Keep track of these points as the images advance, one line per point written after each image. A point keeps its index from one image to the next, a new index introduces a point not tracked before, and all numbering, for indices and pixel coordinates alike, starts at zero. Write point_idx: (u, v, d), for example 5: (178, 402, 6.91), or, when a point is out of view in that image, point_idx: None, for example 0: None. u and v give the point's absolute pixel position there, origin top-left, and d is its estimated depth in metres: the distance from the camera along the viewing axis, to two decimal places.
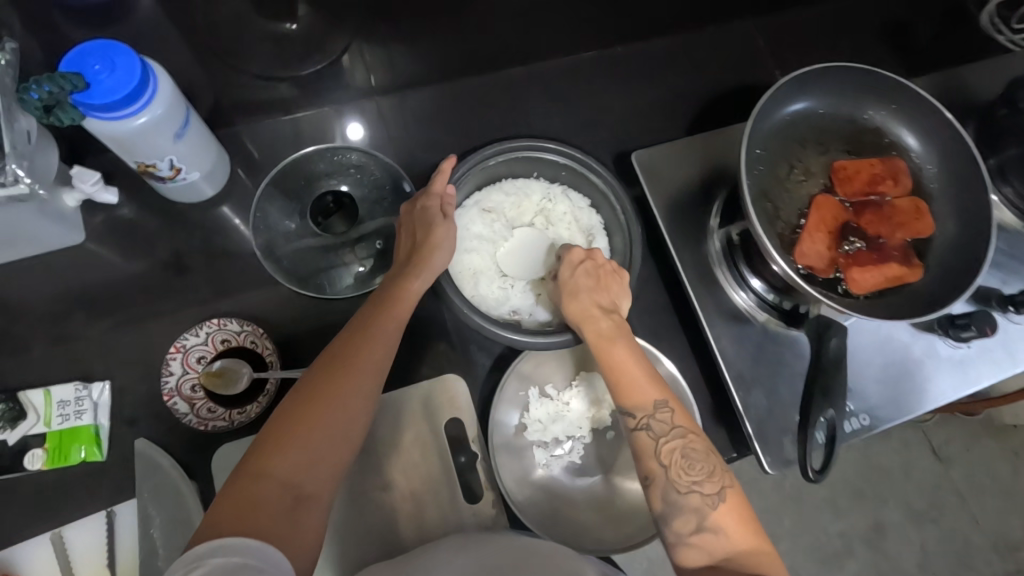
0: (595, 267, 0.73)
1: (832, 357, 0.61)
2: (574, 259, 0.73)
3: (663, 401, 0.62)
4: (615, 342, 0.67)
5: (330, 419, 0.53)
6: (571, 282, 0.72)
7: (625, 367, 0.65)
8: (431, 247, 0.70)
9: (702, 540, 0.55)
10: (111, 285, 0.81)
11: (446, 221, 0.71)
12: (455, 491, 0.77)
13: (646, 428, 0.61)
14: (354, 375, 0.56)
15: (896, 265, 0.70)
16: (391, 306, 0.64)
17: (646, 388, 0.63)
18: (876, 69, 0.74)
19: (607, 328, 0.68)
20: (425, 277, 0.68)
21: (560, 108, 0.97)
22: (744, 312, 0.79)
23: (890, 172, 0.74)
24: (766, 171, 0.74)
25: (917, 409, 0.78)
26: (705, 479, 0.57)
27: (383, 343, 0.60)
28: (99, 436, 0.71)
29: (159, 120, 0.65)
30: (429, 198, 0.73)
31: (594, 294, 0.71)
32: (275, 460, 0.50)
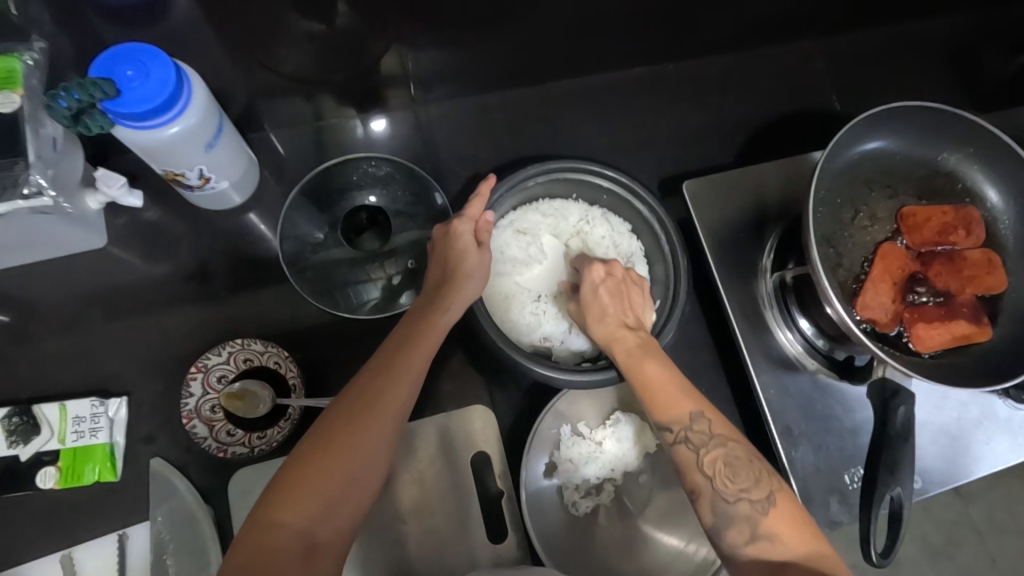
0: (620, 287, 0.66)
1: (898, 428, 0.56)
2: (595, 276, 0.66)
3: (699, 413, 0.55)
4: (647, 358, 0.60)
5: (348, 466, 0.50)
6: (594, 304, 0.65)
7: (658, 384, 0.58)
8: (462, 275, 0.65)
9: (760, 549, 0.51)
10: (132, 291, 0.78)
11: (481, 249, 0.67)
12: (480, 530, 0.73)
13: (685, 441, 0.55)
14: (375, 417, 0.53)
15: (966, 323, 0.66)
16: (417, 337, 0.59)
17: (679, 399, 0.56)
18: (958, 110, 0.68)
19: (634, 348, 0.61)
20: (455, 308, 0.64)
21: (604, 126, 0.93)
22: (794, 359, 0.74)
23: (964, 222, 0.69)
24: (829, 214, 0.69)
25: (972, 473, 0.73)
26: (753, 485, 0.52)
27: (409, 380, 0.56)
28: (113, 455, 0.68)
29: (192, 130, 0.61)
30: (461, 221, 0.68)
31: (618, 315, 0.64)
32: (289, 510, 0.48)
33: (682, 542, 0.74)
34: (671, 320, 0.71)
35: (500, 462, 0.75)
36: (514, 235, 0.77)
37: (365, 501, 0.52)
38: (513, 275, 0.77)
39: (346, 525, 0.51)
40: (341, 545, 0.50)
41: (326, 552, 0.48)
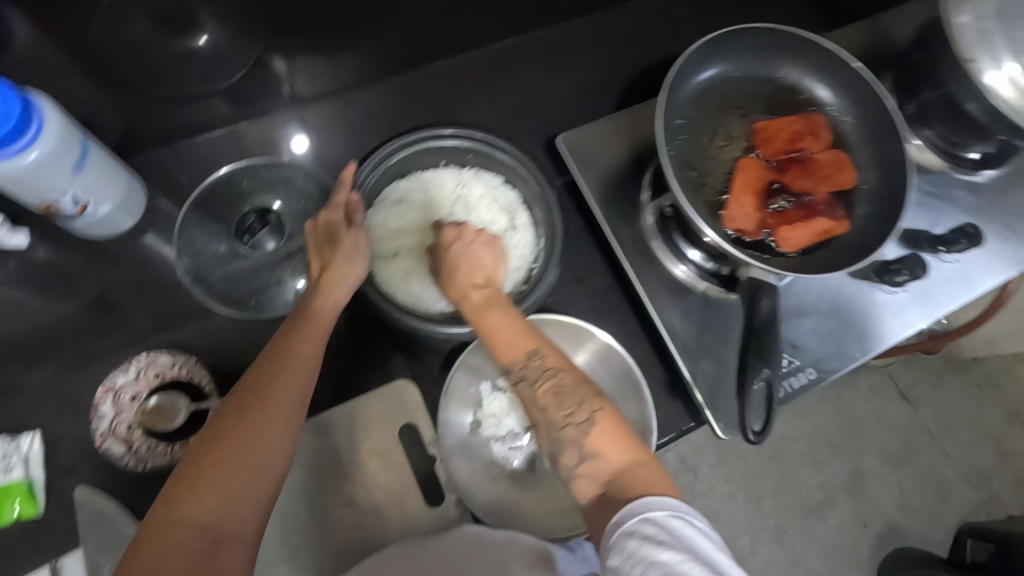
0: (475, 247, 0.69)
1: (764, 317, 0.62)
2: (449, 239, 0.70)
3: (535, 351, 0.61)
4: (492, 308, 0.65)
5: (249, 453, 0.50)
6: (450, 262, 0.69)
7: (500, 331, 0.63)
8: (344, 258, 0.69)
9: (589, 470, 0.54)
10: (34, 333, 0.77)
11: (353, 229, 0.71)
12: (418, 496, 0.76)
13: (522, 380, 0.60)
14: (274, 402, 0.54)
15: (825, 219, 0.70)
16: (305, 324, 0.62)
17: (519, 342, 0.62)
18: (766, 26, 0.75)
19: (480, 301, 0.66)
20: (340, 294, 0.67)
21: (488, 98, 0.95)
22: (684, 283, 0.79)
23: (810, 128, 0.75)
24: (688, 140, 0.75)
25: (863, 357, 0.79)
26: (577, 409, 0.57)
27: (301, 362, 0.58)
28: (34, 489, 0.68)
29: (52, 154, 0.62)
30: (331, 210, 0.72)
31: (469, 270, 0.68)
32: (189, 504, 0.47)
33: None
34: (552, 261, 0.78)
35: (430, 428, 0.77)
36: (396, 210, 0.81)
37: (271, 486, 0.52)
38: (406, 249, 0.80)
39: (254, 512, 0.50)
40: (251, 534, 0.49)
41: (234, 544, 0.47)
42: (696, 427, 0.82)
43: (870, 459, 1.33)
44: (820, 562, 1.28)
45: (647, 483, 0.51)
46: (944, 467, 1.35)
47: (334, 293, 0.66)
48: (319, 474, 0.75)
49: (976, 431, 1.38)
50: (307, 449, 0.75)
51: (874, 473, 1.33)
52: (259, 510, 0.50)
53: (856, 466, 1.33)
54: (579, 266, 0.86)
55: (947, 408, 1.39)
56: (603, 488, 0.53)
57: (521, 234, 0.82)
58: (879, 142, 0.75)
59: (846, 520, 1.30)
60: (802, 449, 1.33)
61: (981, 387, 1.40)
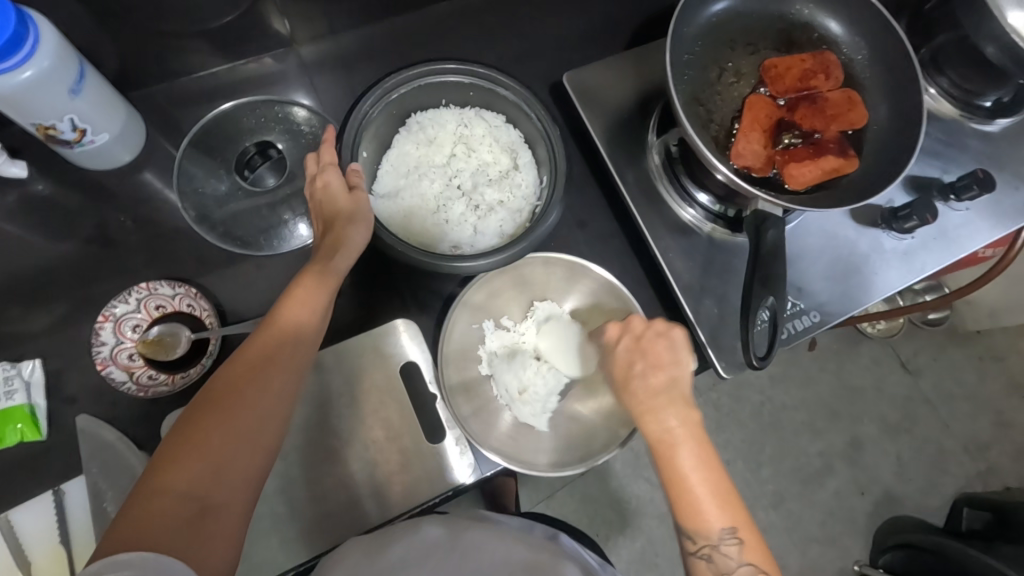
0: (639, 345, 0.62)
1: (771, 246, 0.60)
2: (612, 339, 0.64)
3: (730, 530, 0.52)
4: (680, 446, 0.55)
5: (241, 423, 0.51)
6: (615, 371, 0.62)
7: (691, 480, 0.54)
8: (344, 226, 0.66)
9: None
10: (34, 266, 0.77)
11: (354, 193, 0.69)
12: (417, 437, 0.76)
13: (704, 552, 0.52)
14: (261, 378, 0.54)
15: (833, 157, 0.69)
16: (298, 300, 0.60)
17: (711, 509, 0.53)
18: None
19: (672, 428, 0.56)
20: (343, 259, 0.65)
21: (493, 42, 0.93)
22: (690, 225, 0.78)
23: (823, 66, 0.73)
24: (697, 76, 0.73)
25: (867, 302, 0.78)
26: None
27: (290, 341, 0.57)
28: (35, 416, 0.68)
29: (48, 74, 0.61)
30: (329, 175, 0.69)
31: (648, 374, 0.60)
32: (176, 476, 0.46)
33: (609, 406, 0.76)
34: (555, 202, 0.74)
35: (431, 370, 0.77)
36: (405, 150, 0.82)
37: (264, 457, 0.52)
38: (411, 186, 0.81)
39: (245, 486, 0.50)
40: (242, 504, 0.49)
41: (223, 512, 0.47)
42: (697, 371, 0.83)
43: (869, 428, 1.33)
44: (816, 527, 1.28)
45: None
46: (942, 437, 1.35)
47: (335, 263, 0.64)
48: (322, 409, 0.75)
49: (975, 402, 1.38)
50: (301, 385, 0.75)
51: (873, 441, 1.33)
52: (251, 478, 0.50)
53: (854, 434, 1.33)
54: (584, 212, 0.86)
55: (946, 378, 1.38)
56: None
57: (523, 174, 0.81)
58: (894, 81, 0.73)
59: (843, 487, 1.30)
60: (801, 416, 1.33)
61: (982, 359, 1.40)
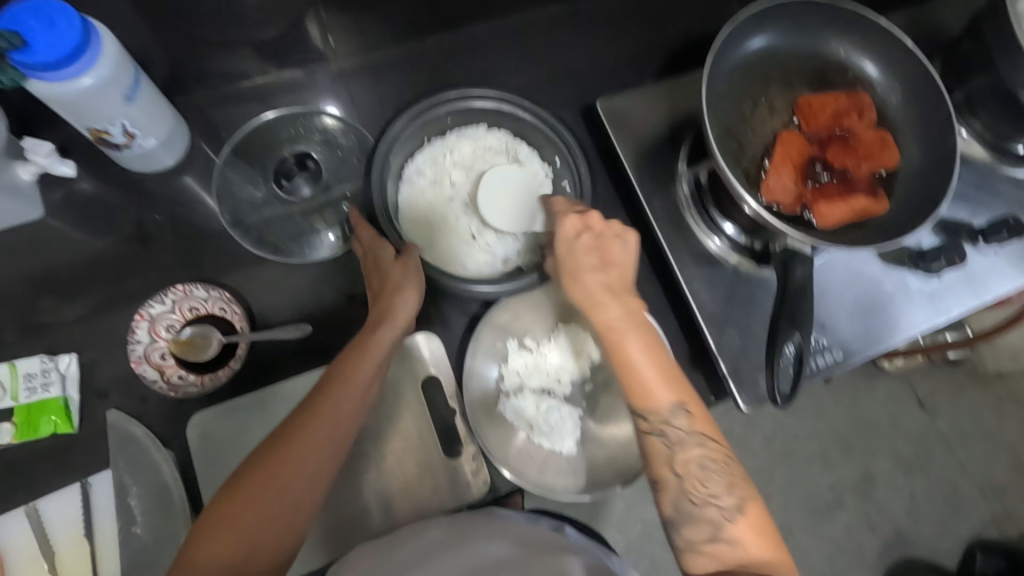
0: (595, 237, 0.67)
1: (799, 284, 0.61)
2: (569, 232, 0.67)
3: (679, 406, 0.60)
4: (629, 336, 0.62)
5: (274, 497, 0.54)
6: (571, 261, 0.66)
7: (639, 370, 0.61)
8: (393, 294, 0.69)
9: (716, 549, 0.56)
10: (74, 260, 0.79)
11: (402, 260, 0.70)
12: (435, 450, 0.76)
13: (658, 434, 0.59)
14: (302, 451, 0.56)
15: (863, 197, 0.70)
16: (349, 373, 0.62)
17: (658, 390, 0.60)
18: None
19: (620, 320, 0.63)
20: (388, 332, 0.67)
21: (527, 64, 0.95)
22: (716, 256, 0.78)
23: (856, 107, 0.74)
24: (730, 110, 0.73)
25: (892, 342, 0.78)
26: (724, 492, 0.57)
27: (333, 414, 0.59)
28: (68, 408, 0.70)
29: (106, 82, 0.64)
30: (380, 246, 0.72)
31: (602, 268, 0.65)
32: (213, 550, 0.50)
33: (624, 431, 0.77)
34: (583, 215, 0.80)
35: (453, 384, 0.78)
36: (416, 195, 0.80)
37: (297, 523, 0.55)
38: (433, 227, 0.80)
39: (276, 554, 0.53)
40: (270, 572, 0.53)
41: None
42: (715, 402, 0.83)
43: (883, 463, 1.32)
44: (824, 560, 1.26)
45: None
46: (958, 477, 1.33)
47: (379, 336, 0.66)
48: None
49: (993, 443, 1.35)
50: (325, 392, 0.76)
51: (886, 477, 1.32)
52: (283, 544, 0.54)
53: (868, 469, 1.31)
54: None
55: (964, 418, 1.37)
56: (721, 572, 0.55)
57: (531, 166, 0.82)
58: (929, 124, 0.73)
59: (854, 522, 1.29)
60: (813, 448, 1.32)
61: (1002, 401, 1.38)
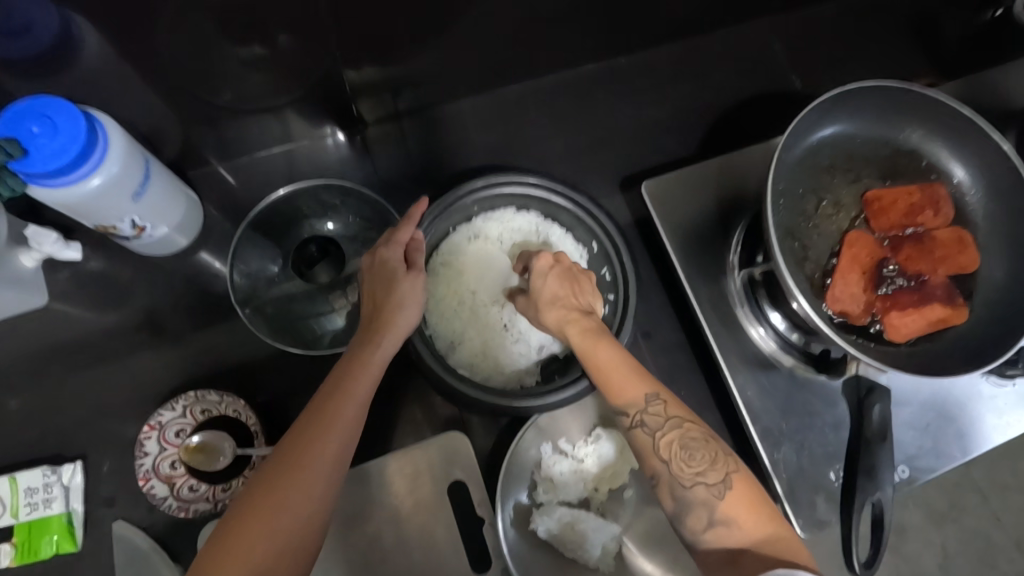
0: (567, 268, 0.63)
1: (876, 427, 0.55)
2: (542, 265, 0.63)
3: (653, 394, 0.54)
4: (601, 341, 0.57)
5: (283, 520, 0.47)
6: (544, 294, 0.62)
7: (609, 368, 0.56)
8: (392, 307, 0.59)
9: (718, 535, 0.49)
10: (79, 349, 0.74)
11: (411, 272, 0.61)
12: (462, 561, 0.71)
13: (640, 426, 0.53)
14: (308, 465, 0.49)
15: (940, 307, 0.63)
16: (348, 381, 0.54)
17: (633, 380, 0.55)
18: (901, 84, 0.65)
19: (590, 328, 0.58)
20: (389, 342, 0.58)
21: (563, 130, 0.89)
22: (769, 357, 0.72)
23: (930, 201, 0.67)
24: (791, 205, 0.67)
25: (960, 456, 0.71)
26: (709, 468, 0.51)
27: (343, 425, 0.52)
28: (72, 523, 0.65)
29: (117, 179, 0.59)
30: (388, 247, 0.62)
31: (566, 298, 0.61)
32: None
33: (659, 568, 0.71)
34: (624, 326, 0.67)
35: (479, 490, 0.73)
36: (442, 295, 0.73)
37: (310, 544, 0.49)
38: (460, 327, 0.73)
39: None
40: None
41: None
42: None
43: None
44: None
45: (799, 563, 0.46)
46: None
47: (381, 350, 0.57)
48: (365, 523, 0.71)
49: None
50: (344, 496, 0.72)
51: None
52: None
53: None
54: (649, 321, 0.81)
55: None
56: (729, 563, 0.48)
57: (564, 249, 0.74)
58: (1014, 225, 0.66)
59: None
60: None
61: None
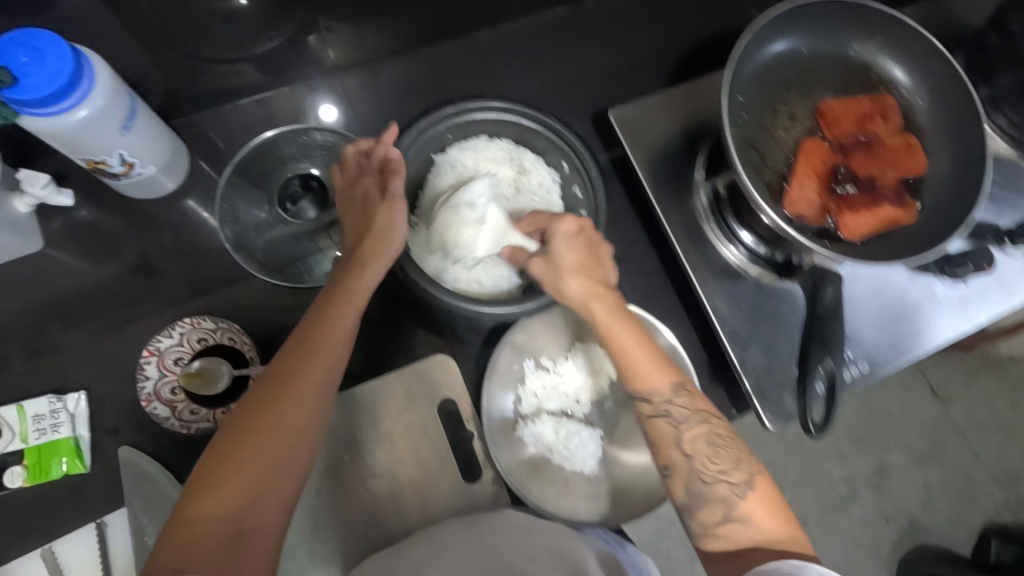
0: (591, 239, 0.63)
1: (829, 305, 0.60)
2: (564, 230, 0.62)
3: (679, 384, 0.57)
4: (623, 321, 0.59)
5: (278, 433, 0.50)
6: (560, 257, 0.62)
7: (635, 354, 0.58)
8: (371, 240, 0.64)
9: (730, 530, 0.51)
10: (76, 291, 0.77)
11: (383, 202, 0.66)
12: (454, 472, 0.76)
13: (663, 415, 0.56)
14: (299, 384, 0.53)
15: (889, 206, 0.67)
16: (333, 314, 0.58)
17: (656, 372, 0.57)
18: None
19: (615, 306, 0.60)
20: (368, 277, 0.62)
21: (535, 71, 0.92)
22: (736, 268, 0.76)
23: (879, 109, 0.71)
24: (751, 118, 0.71)
25: (918, 351, 0.76)
26: (732, 467, 0.53)
27: (329, 351, 0.56)
28: (79, 447, 0.69)
29: (103, 112, 0.61)
30: (364, 178, 0.68)
31: (589, 269, 0.61)
32: (219, 493, 0.46)
33: (641, 468, 0.75)
34: None
35: (469, 405, 0.78)
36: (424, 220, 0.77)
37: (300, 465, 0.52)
38: (437, 256, 0.74)
39: (279, 506, 0.49)
40: (276, 525, 0.48)
41: (258, 532, 0.47)
42: (737, 414, 0.81)
43: (897, 455, 1.24)
44: (843, 556, 1.19)
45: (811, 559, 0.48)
46: (973, 468, 1.25)
47: (360, 282, 0.62)
48: (360, 443, 0.75)
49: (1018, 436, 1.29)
50: (338, 420, 0.75)
51: (901, 470, 1.24)
52: (283, 495, 0.50)
53: (883, 463, 1.23)
54: (625, 247, 0.85)
55: (981, 409, 1.28)
56: (739, 556, 0.50)
57: (536, 175, 0.79)
58: (957, 128, 0.70)
59: (868, 516, 1.21)
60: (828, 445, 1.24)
61: (1017, 388, 1.30)
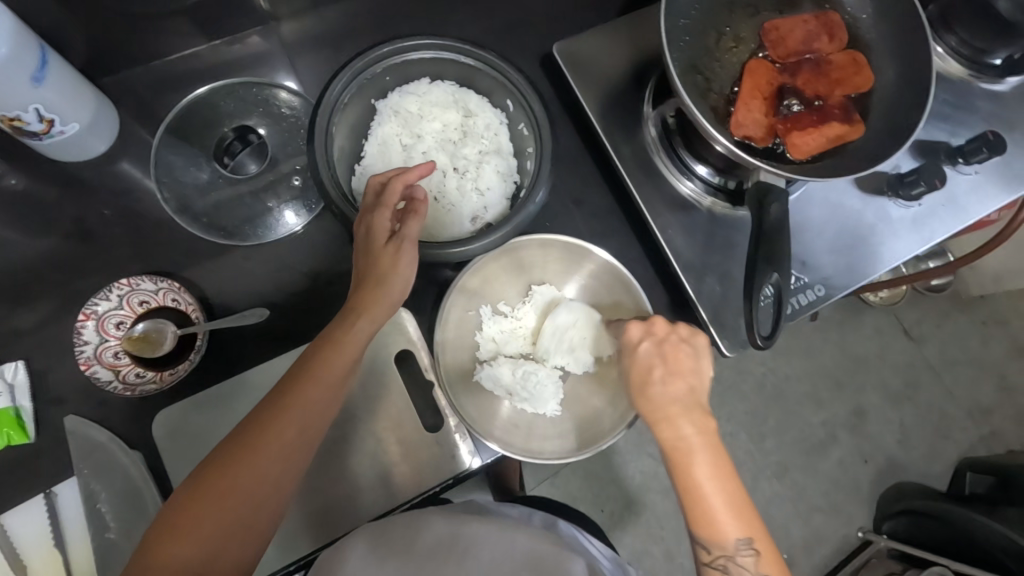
0: (665, 344, 0.58)
1: (774, 223, 0.59)
2: (633, 337, 0.59)
3: (748, 542, 0.49)
4: (707, 456, 0.52)
5: (242, 493, 0.52)
6: (636, 368, 0.57)
7: (711, 498, 0.51)
8: (370, 285, 0.60)
9: None
10: (10, 263, 0.74)
11: (392, 243, 0.60)
12: (416, 422, 0.75)
13: (723, 566, 0.50)
14: (273, 442, 0.53)
15: (837, 123, 0.66)
16: (319, 364, 0.57)
17: (728, 520, 0.50)
18: None
19: (698, 434, 0.53)
20: (361, 329, 0.60)
21: (479, 13, 0.88)
22: (689, 200, 0.75)
23: (826, 27, 0.69)
24: (695, 42, 0.69)
25: (872, 274, 0.76)
26: None
27: (307, 407, 0.56)
28: (20, 418, 0.67)
29: (8, 64, 0.58)
30: (376, 214, 0.61)
31: (667, 378, 0.56)
32: (180, 549, 0.49)
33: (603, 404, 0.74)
34: (541, 179, 0.70)
35: (426, 355, 0.76)
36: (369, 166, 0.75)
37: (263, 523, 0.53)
38: None
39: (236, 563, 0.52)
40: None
41: None
42: None
43: (873, 397, 1.25)
44: (821, 496, 1.21)
45: None
46: (946, 404, 1.27)
47: (356, 331, 0.59)
48: None
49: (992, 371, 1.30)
50: None
51: (876, 410, 1.25)
52: (242, 553, 0.52)
53: (859, 404, 1.25)
54: (580, 189, 0.83)
55: (952, 346, 1.29)
56: None
57: (482, 115, 0.77)
58: (901, 41, 0.69)
59: (846, 456, 1.23)
60: (803, 389, 1.25)
61: (987, 323, 1.30)
